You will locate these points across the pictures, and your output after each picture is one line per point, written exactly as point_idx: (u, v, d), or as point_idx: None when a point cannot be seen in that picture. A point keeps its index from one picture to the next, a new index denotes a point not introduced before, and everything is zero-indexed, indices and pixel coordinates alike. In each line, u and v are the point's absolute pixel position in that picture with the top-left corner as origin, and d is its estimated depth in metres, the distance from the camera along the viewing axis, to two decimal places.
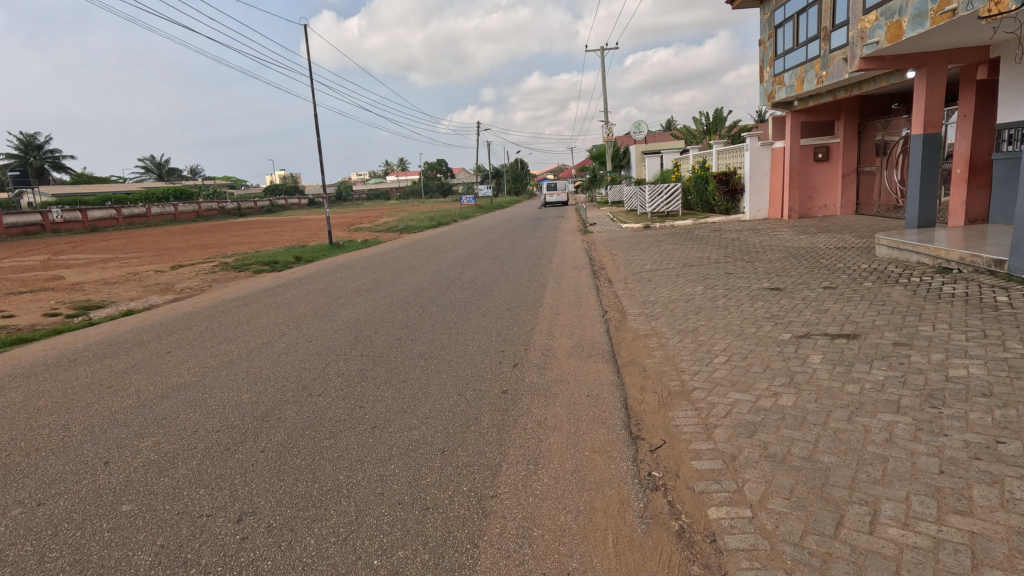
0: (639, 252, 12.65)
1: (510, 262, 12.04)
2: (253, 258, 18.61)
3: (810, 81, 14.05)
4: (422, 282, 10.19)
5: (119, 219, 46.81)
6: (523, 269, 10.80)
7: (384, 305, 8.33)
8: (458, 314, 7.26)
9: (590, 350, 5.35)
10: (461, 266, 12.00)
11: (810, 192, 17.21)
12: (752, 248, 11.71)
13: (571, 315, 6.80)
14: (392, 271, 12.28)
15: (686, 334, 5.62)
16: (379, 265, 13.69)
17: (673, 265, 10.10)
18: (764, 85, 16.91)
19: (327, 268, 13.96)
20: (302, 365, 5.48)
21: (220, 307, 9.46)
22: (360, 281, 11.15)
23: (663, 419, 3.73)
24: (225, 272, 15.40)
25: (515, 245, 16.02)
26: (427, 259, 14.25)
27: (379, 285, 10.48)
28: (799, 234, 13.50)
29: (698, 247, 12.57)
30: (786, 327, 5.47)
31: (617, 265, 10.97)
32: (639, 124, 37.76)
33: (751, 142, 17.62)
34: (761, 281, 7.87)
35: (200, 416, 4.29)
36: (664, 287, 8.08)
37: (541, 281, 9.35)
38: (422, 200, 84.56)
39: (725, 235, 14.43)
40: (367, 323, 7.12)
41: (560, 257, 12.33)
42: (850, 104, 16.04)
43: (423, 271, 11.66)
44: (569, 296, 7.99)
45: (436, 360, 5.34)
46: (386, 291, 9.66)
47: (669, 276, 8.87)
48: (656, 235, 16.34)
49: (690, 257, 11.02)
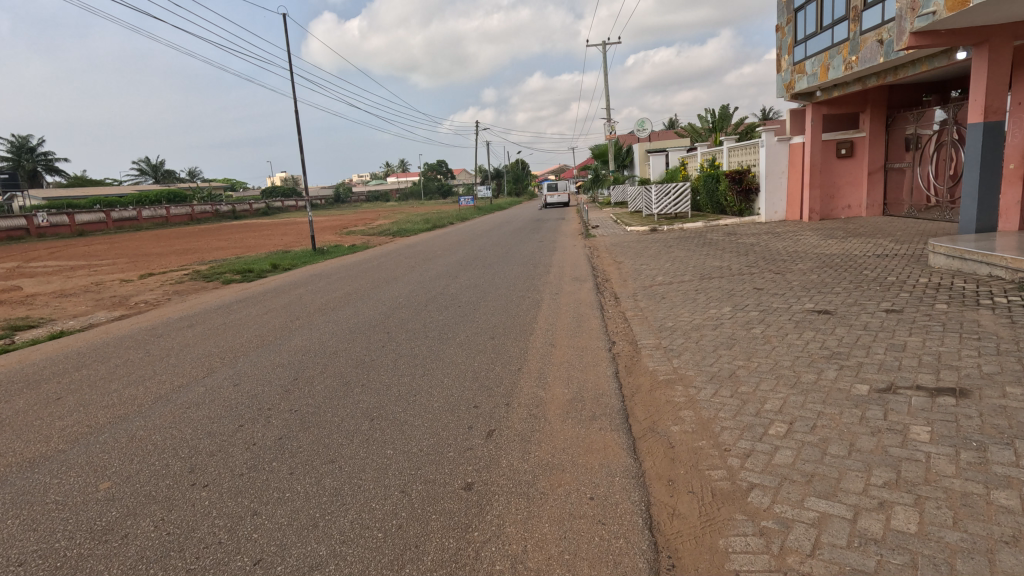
0: (647, 260, 11.26)
1: (502, 272, 10.69)
2: (229, 265, 17.28)
3: (836, 68, 12.68)
4: (399, 298, 8.83)
5: (109, 223, 45.59)
6: (516, 282, 9.44)
7: (346, 330, 6.94)
8: (430, 345, 5.87)
9: (593, 408, 3.93)
10: (447, 277, 10.64)
11: (833, 191, 15.76)
12: (776, 256, 10.31)
13: (569, 348, 5.40)
14: (370, 283, 10.93)
15: (720, 382, 4.22)
16: (358, 275, 12.33)
17: (689, 277, 8.70)
18: (781, 75, 15.52)
19: (301, 279, 12.62)
20: (206, 427, 4.08)
21: (161, 328, 8.12)
22: (330, 296, 9.77)
23: (711, 559, 2.33)
24: (192, 283, 14.05)
25: (510, 251, 14.64)
26: (412, 267, 12.89)
27: (350, 301, 9.12)
28: (827, 238, 12.08)
29: (714, 254, 11.19)
30: (857, 374, 4.05)
31: (624, 276, 9.58)
32: (642, 122, 36.41)
33: (767, 137, 16.20)
34: (801, 299, 6.48)
35: (18, 528, 2.89)
36: (682, 308, 6.69)
37: (534, 298, 7.98)
38: (422, 202, 83.36)
39: (742, 240, 13.03)
40: (316, 358, 5.73)
41: (558, 267, 10.96)
42: (877, 94, 14.63)
43: (403, 284, 10.30)
44: (568, 318, 6.60)
45: (383, 423, 3.94)
46: (355, 310, 8.28)
47: (687, 293, 7.48)
48: (664, 239, 14.94)
49: (707, 267, 9.62)
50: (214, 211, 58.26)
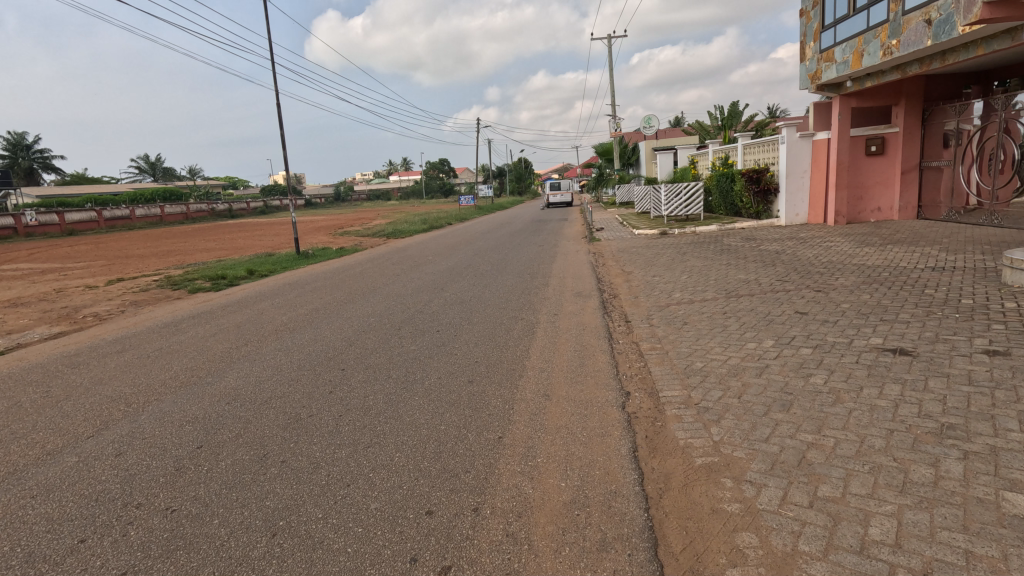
0: (659, 270, 9.93)
1: (494, 284, 9.39)
2: (205, 270, 16.02)
3: (872, 54, 11.35)
4: (370, 318, 7.54)
5: (101, 221, 44.48)
6: (509, 298, 8.14)
7: (293, 364, 5.62)
8: (391, 393, 4.55)
9: (602, 526, 2.61)
10: (432, 289, 9.35)
11: (862, 192, 14.34)
12: (809, 267, 8.99)
13: (568, 405, 4.05)
14: (345, 296, 9.65)
15: (787, 475, 2.89)
16: (335, 285, 11.06)
17: (709, 294, 7.41)
18: (806, 64, 14.16)
19: (272, 289, 11.35)
20: (29, 542, 2.77)
21: (84, 354, 6.83)
22: (295, 313, 8.50)
23: None
24: (157, 293, 12.80)
25: (507, 257, 13.33)
26: (396, 276, 11.59)
27: (315, 319, 7.85)
28: (861, 246, 10.73)
29: (736, 264, 9.88)
30: (998, 472, 2.70)
31: (634, 290, 8.27)
32: (648, 120, 35.13)
33: (788, 133, 14.84)
34: (863, 331, 5.15)
35: None
36: (710, 340, 5.36)
37: (527, 321, 6.68)
38: (423, 201, 82.14)
39: (763, 247, 11.70)
40: (242, 409, 4.44)
41: (558, 278, 9.65)
42: (912, 86, 13.29)
43: (380, 298, 9.02)
44: (568, 353, 5.29)
45: (288, 544, 2.62)
46: (315, 333, 6.97)
47: (715, 318, 6.16)
48: (676, 245, 13.61)
49: (731, 280, 8.32)
50: (209, 210, 57.12)
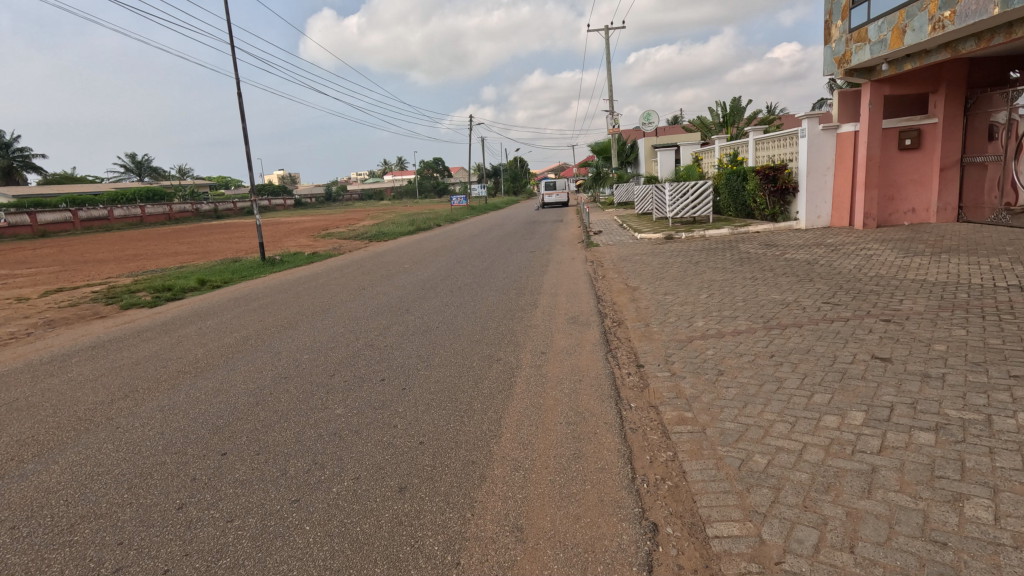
0: (671, 286, 8.24)
1: (472, 304, 7.69)
2: (156, 279, 14.23)
3: (918, 30, 9.74)
4: (305, 356, 5.80)
5: (77, 223, 42.50)
6: (488, 325, 6.44)
7: (161, 440, 3.89)
8: (270, 517, 2.82)
9: None
10: (395, 311, 7.64)
11: (893, 191, 12.70)
12: (858, 283, 7.31)
13: (553, 561, 2.35)
14: (291, 318, 7.93)
15: None
16: (287, 302, 9.33)
17: (744, 324, 5.74)
18: (832, 47, 12.53)
19: (213, 306, 9.60)
20: None
21: None
22: (219, 343, 6.77)
23: None
24: (88, 308, 11.03)
25: (493, 266, 11.63)
26: (360, 291, 9.88)
27: (236, 356, 6.10)
28: (908, 255, 9.09)
29: (765, 278, 8.19)
30: None
31: (644, 316, 6.57)
32: (647, 116, 33.50)
33: (810, 125, 13.18)
34: (998, 398, 3.45)
35: None
36: (765, 408, 3.67)
37: (504, 365, 4.97)
38: (416, 201, 80.44)
39: (789, 256, 10.06)
40: (23, 547, 2.70)
41: (550, 296, 7.96)
42: (954, 69, 11.64)
43: (331, 323, 7.30)
44: (559, 428, 3.60)
45: None
46: (224, 379, 5.24)
47: (762, 366, 4.47)
48: (685, 251, 11.94)
49: (766, 302, 6.63)
50: (194, 210, 55.23)
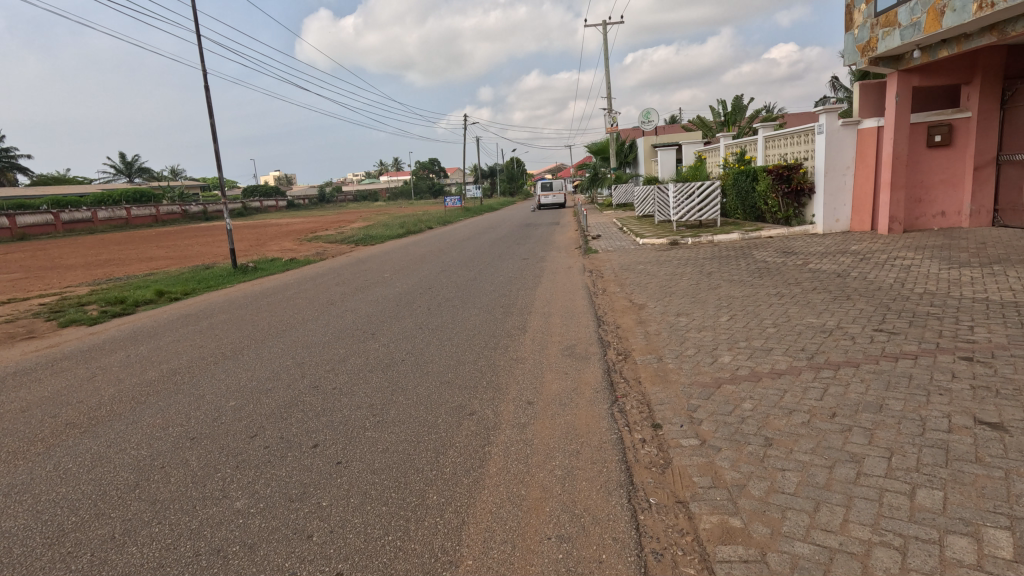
0: (684, 303, 7.08)
1: (451, 328, 6.52)
2: (115, 289, 13.01)
3: (959, 10, 8.62)
4: (232, 402, 4.61)
5: (59, 225, 41.13)
6: (465, 359, 5.26)
7: None
8: None
9: None
10: (360, 336, 6.45)
11: (920, 193, 11.57)
12: (908, 303, 6.16)
13: None
14: (238, 344, 6.73)
15: None
16: (243, 321, 8.13)
17: (783, 363, 4.58)
18: (854, 33, 11.40)
19: (160, 325, 8.39)
20: None
21: None
22: (140, 379, 5.56)
23: None
24: (25, 325, 9.79)
25: (480, 277, 10.41)
26: (329, 306, 8.69)
27: (151, 399, 4.90)
28: (952, 266, 7.96)
29: (793, 295, 7.01)
30: None
31: (656, 347, 5.40)
32: (647, 114, 32.31)
33: (830, 120, 12.05)
34: None
35: None
36: (849, 515, 2.50)
37: (478, 425, 3.78)
38: (411, 202, 79.27)
39: (814, 266, 8.90)
40: None
41: (542, 318, 6.76)
42: (990, 57, 10.54)
43: (281, 352, 6.10)
44: (548, 554, 2.42)
45: None
46: (117, 439, 4.04)
47: (825, 432, 3.30)
48: (694, 260, 10.78)
49: (804, 330, 5.45)
50: (182, 211, 53.86)
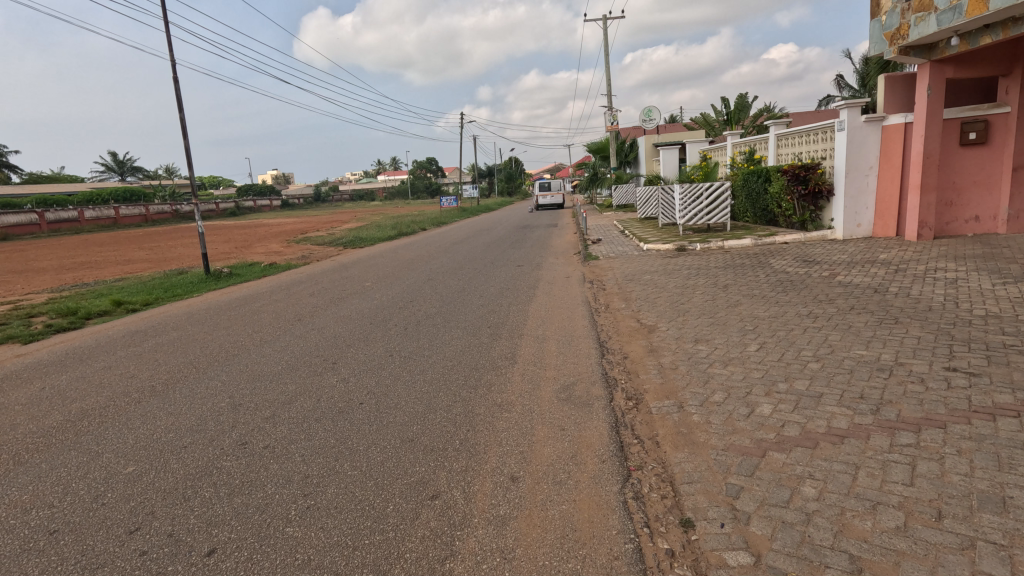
0: (700, 326, 6.06)
1: (426, 357, 5.50)
2: (74, 298, 11.95)
3: None
4: (132, 467, 3.57)
5: (44, 225, 39.93)
6: (438, 405, 4.24)
7: None
8: None
9: None
10: (318, 368, 5.42)
11: (951, 196, 10.57)
12: (973, 329, 5.13)
13: None
14: (174, 375, 5.67)
15: None
16: (193, 342, 7.09)
17: (842, 418, 3.55)
18: (881, 20, 10.39)
19: (102, 345, 7.33)
20: None
21: None
22: (39, 425, 4.51)
23: None
24: None
25: (469, 288, 9.38)
26: (295, 323, 7.67)
27: (35, 458, 3.85)
28: (1005, 281, 6.97)
29: (829, 316, 5.99)
30: None
31: (673, 388, 4.38)
32: (648, 112, 31.23)
33: (852, 116, 11.05)
34: None
35: None
36: None
37: (439, 522, 2.74)
38: (407, 202, 78.28)
39: (843, 279, 7.89)
40: None
41: (535, 343, 5.73)
42: None
43: (220, 388, 5.06)
44: None
45: None
46: None
47: (939, 550, 2.26)
48: (706, 269, 9.77)
49: (856, 367, 4.42)
50: (172, 211, 52.64)
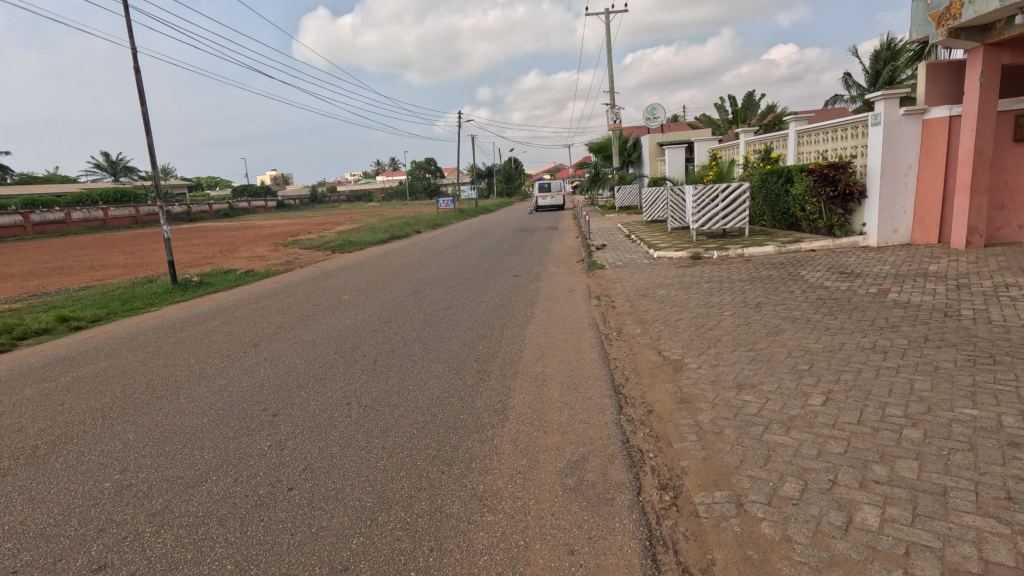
0: (740, 363, 4.83)
1: (392, 407, 4.27)
2: (21, 312, 10.71)
3: None
4: None
5: (29, 226, 38.67)
6: (394, 496, 3.01)
7: None
8: None
9: None
10: (253, 422, 4.19)
11: (1003, 198, 9.35)
12: None
13: None
14: (72, 428, 4.43)
15: None
16: (120, 376, 5.84)
17: (999, 543, 2.33)
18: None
19: (13, 377, 6.09)
20: None
21: None
22: None
23: None
24: None
25: (458, 304, 8.16)
26: (249, 350, 6.44)
27: None
28: None
29: (903, 351, 4.74)
30: None
31: (726, 468, 3.14)
32: (652, 110, 30.03)
33: (890, 109, 9.83)
34: None
35: None
36: None
37: None
38: (405, 203, 77.12)
39: (898, 298, 6.66)
40: None
41: (533, 387, 4.51)
42: None
43: (118, 454, 3.84)
44: None
45: None
46: None
47: None
48: (730, 282, 8.53)
49: (977, 439, 3.18)
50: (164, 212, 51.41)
